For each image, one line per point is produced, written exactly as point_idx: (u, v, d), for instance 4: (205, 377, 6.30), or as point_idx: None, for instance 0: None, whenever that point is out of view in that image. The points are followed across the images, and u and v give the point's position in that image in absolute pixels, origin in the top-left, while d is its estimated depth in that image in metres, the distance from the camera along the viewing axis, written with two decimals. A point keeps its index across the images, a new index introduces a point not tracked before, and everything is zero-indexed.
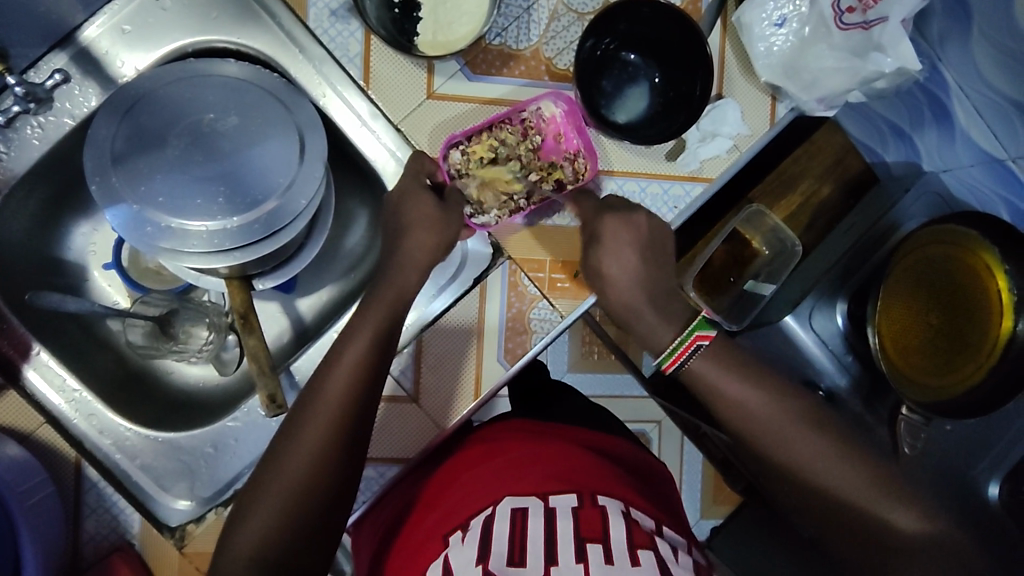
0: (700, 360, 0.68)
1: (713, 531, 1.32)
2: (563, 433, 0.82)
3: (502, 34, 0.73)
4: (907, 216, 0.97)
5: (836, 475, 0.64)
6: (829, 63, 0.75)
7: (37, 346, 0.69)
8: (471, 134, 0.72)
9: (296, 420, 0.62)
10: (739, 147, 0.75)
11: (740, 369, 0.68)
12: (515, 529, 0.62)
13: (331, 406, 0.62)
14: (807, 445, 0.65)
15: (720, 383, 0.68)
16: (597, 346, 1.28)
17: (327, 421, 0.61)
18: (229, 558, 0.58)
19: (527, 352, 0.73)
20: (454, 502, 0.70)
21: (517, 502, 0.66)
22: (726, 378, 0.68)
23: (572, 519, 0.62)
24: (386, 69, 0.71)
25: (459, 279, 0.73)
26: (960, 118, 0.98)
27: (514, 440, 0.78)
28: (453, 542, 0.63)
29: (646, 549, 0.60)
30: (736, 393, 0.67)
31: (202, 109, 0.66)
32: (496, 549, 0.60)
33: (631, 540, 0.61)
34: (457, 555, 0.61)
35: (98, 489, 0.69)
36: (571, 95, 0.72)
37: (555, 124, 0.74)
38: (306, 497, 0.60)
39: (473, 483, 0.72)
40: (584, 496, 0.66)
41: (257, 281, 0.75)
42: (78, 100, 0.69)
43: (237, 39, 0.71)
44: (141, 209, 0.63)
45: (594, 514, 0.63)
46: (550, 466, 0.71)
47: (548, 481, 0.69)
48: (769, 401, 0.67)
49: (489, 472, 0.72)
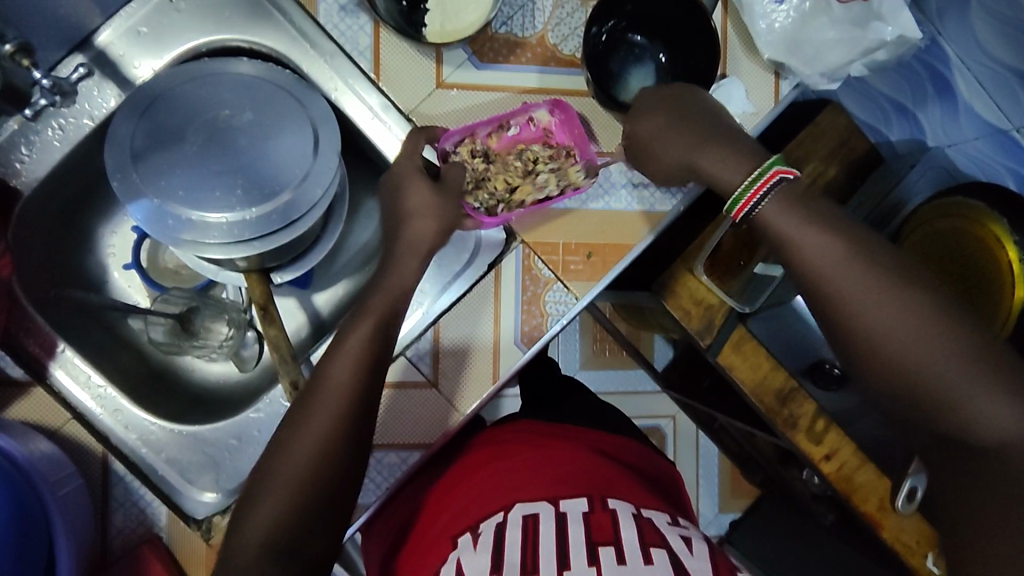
0: (781, 205, 0.61)
1: (733, 524, 1.33)
2: (576, 436, 0.82)
3: (507, 22, 0.74)
4: (913, 192, 1.03)
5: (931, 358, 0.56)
6: (830, 35, 0.77)
7: (63, 344, 0.70)
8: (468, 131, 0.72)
9: (296, 417, 0.61)
10: (746, 125, 0.76)
11: (819, 220, 0.60)
12: (527, 535, 0.62)
13: (339, 392, 0.61)
14: (888, 316, 0.57)
15: (789, 232, 0.60)
16: (609, 343, 1.28)
17: (330, 414, 0.60)
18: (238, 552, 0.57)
19: (544, 334, 0.74)
20: (468, 503, 0.70)
21: (527, 509, 0.65)
22: (801, 228, 0.60)
23: (582, 524, 0.62)
24: (395, 60, 0.72)
25: (473, 266, 0.74)
26: (962, 90, 0.97)
27: (520, 443, 0.78)
28: (464, 546, 0.63)
29: (660, 547, 0.60)
30: (809, 246, 0.59)
31: (217, 106, 0.68)
32: (509, 558, 0.60)
33: (643, 540, 0.60)
34: (469, 561, 0.61)
35: (125, 483, 0.69)
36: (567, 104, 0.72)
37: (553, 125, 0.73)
38: (336, 481, 0.60)
39: (487, 484, 0.72)
40: (594, 500, 0.66)
41: (275, 275, 0.77)
42: (97, 101, 0.71)
43: (250, 37, 0.72)
44: (162, 203, 0.65)
45: (605, 518, 0.63)
46: (562, 470, 0.71)
47: (559, 487, 0.68)
48: (844, 253, 0.59)
49: (500, 476, 0.72)
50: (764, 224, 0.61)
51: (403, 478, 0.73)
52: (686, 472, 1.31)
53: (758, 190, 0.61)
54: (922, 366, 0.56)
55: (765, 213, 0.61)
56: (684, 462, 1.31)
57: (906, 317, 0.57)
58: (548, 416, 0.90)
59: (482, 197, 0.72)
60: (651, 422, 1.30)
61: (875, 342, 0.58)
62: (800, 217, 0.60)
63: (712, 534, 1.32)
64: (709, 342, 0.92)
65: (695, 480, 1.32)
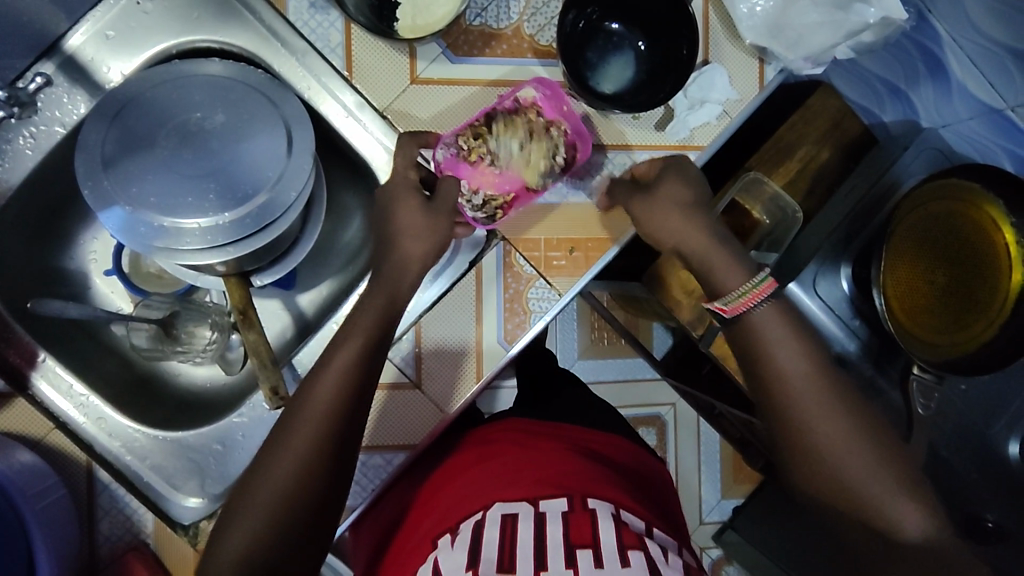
0: (769, 309, 0.67)
1: (735, 510, 1.33)
2: (558, 434, 0.82)
3: (481, 14, 0.72)
4: (908, 173, 0.96)
5: (866, 476, 0.65)
6: (813, 18, 0.74)
7: (43, 353, 0.70)
8: (458, 133, 0.72)
9: (283, 427, 0.61)
10: (730, 113, 0.75)
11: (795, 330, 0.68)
12: (505, 534, 0.61)
13: (322, 402, 0.62)
14: (838, 424, 0.65)
15: (769, 339, 0.67)
16: (606, 332, 1.27)
17: (316, 424, 0.61)
18: (216, 564, 0.57)
19: (527, 332, 0.73)
20: (448, 506, 0.70)
21: (506, 508, 0.65)
22: (783, 334, 0.67)
23: (561, 525, 0.62)
24: (368, 57, 0.71)
25: (455, 263, 0.73)
26: (955, 68, 0.96)
27: (507, 443, 0.78)
28: (442, 545, 0.63)
29: (637, 549, 0.60)
30: (781, 357, 0.66)
31: (188, 109, 0.66)
32: (485, 555, 0.59)
33: (621, 543, 0.60)
34: (445, 558, 0.60)
35: (110, 491, 0.70)
36: (552, 80, 0.73)
37: (540, 108, 0.73)
38: (310, 488, 0.60)
39: (468, 487, 0.71)
40: (574, 499, 0.65)
41: (255, 277, 0.76)
42: (68, 108, 0.70)
43: (220, 38, 0.71)
44: (134, 210, 0.64)
45: (584, 518, 0.63)
46: (542, 470, 0.71)
47: (539, 486, 0.68)
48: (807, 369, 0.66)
49: (483, 478, 0.72)
50: (748, 327, 0.68)
51: (388, 479, 0.72)
52: (686, 459, 1.31)
53: (757, 295, 0.67)
54: (858, 482, 0.65)
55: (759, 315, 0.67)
56: (684, 449, 1.31)
57: (851, 427, 0.65)
58: (540, 413, 0.90)
59: (478, 196, 0.73)
60: (650, 411, 1.29)
61: (821, 454, 0.65)
62: (781, 329, 0.67)
63: (714, 520, 1.33)
64: (701, 332, 0.91)
65: (696, 468, 1.31)
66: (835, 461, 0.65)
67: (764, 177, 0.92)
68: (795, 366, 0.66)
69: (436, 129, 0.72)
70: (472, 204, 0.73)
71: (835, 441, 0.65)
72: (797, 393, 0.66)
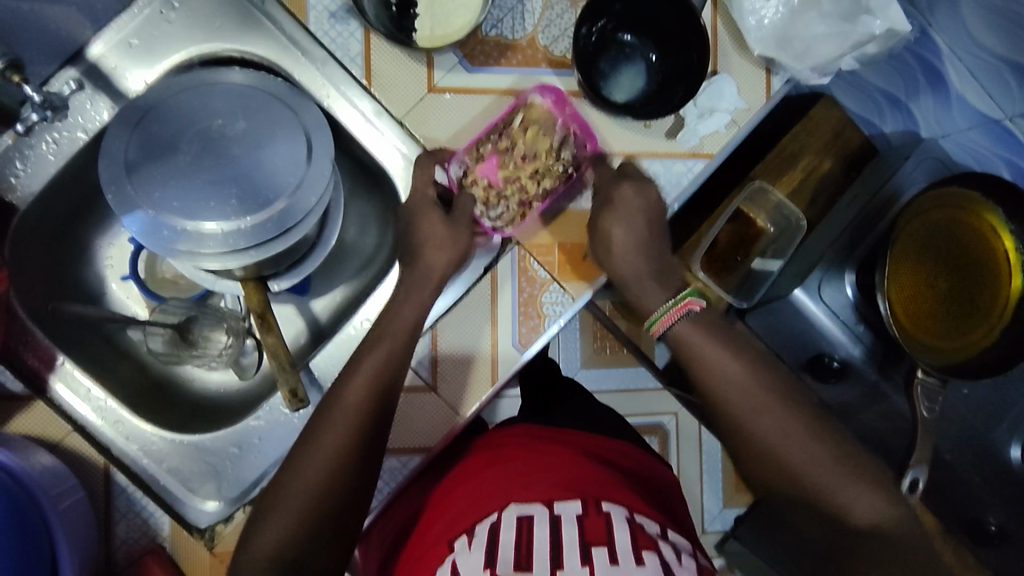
0: (689, 325, 0.69)
1: (737, 519, 1.33)
2: (569, 439, 0.82)
3: (497, 25, 0.74)
4: (909, 182, 0.99)
5: (808, 462, 0.64)
6: (820, 30, 0.78)
7: (62, 356, 0.71)
8: (469, 148, 0.74)
9: (313, 427, 0.63)
10: (738, 122, 0.77)
11: (718, 336, 0.69)
12: (521, 535, 0.62)
13: (350, 404, 0.63)
14: (780, 426, 0.65)
15: (697, 347, 0.68)
16: (609, 341, 1.28)
17: (345, 425, 0.62)
18: (246, 557, 0.58)
19: (541, 336, 0.74)
20: (461, 510, 0.70)
21: (522, 510, 0.65)
22: (706, 341, 0.68)
23: (576, 526, 0.62)
24: (388, 67, 0.73)
25: (468, 270, 0.74)
26: (954, 80, 0.99)
27: (519, 448, 0.78)
28: (459, 548, 0.63)
29: (652, 551, 0.60)
30: (713, 362, 0.67)
31: (210, 115, 0.67)
32: (502, 555, 0.60)
33: (636, 542, 0.61)
34: (463, 560, 0.61)
35: (127, 494, 0.69)
36: (554, 85, 0.75)
37: (547, 115, 0.76)
38: (331, 487, 0.60)
39: (480, 490, 0.72)
40: (588, 503, 0.66)
41: (272, 283, 0.77)
42: (91, 115, 0.71)
43: (241, 47, 0.72)
44: (157, 214, 0.64)
45: (599, 520, 0.63)
46: (556, 475, 0.71)
47: (553, 490, 0.68)
48: (738, 368, 0.67)
49: (497, 481, 0.72)
50: (676, 341, 0.69)
51: (403, 482, 0.73)
52: (688, 468, 1.31)
53: (671, 315, 0.69)
54: (799, 464, 0.64)
55: (680, 332, 0.69)
56: (687, 459, 1.31)
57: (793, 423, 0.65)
58: (547, 420, 0.90)
59: (495, 209, 0.75)
60: (652, 420, 1.30)
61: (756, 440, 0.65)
62: (708, 334, 0.69)
63: (716, 529, 1.33)
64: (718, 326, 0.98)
65: (699, 477, 1.31)
66: (785, 464, 0.64)
67: (769, 186, 0.94)
68: (724, 366, 0.67)
69: (451, 148, 0.74)
70: (490, 215, 0.75)
71: (771, 429, 0.65)
72: (730, 390, 0.67)
